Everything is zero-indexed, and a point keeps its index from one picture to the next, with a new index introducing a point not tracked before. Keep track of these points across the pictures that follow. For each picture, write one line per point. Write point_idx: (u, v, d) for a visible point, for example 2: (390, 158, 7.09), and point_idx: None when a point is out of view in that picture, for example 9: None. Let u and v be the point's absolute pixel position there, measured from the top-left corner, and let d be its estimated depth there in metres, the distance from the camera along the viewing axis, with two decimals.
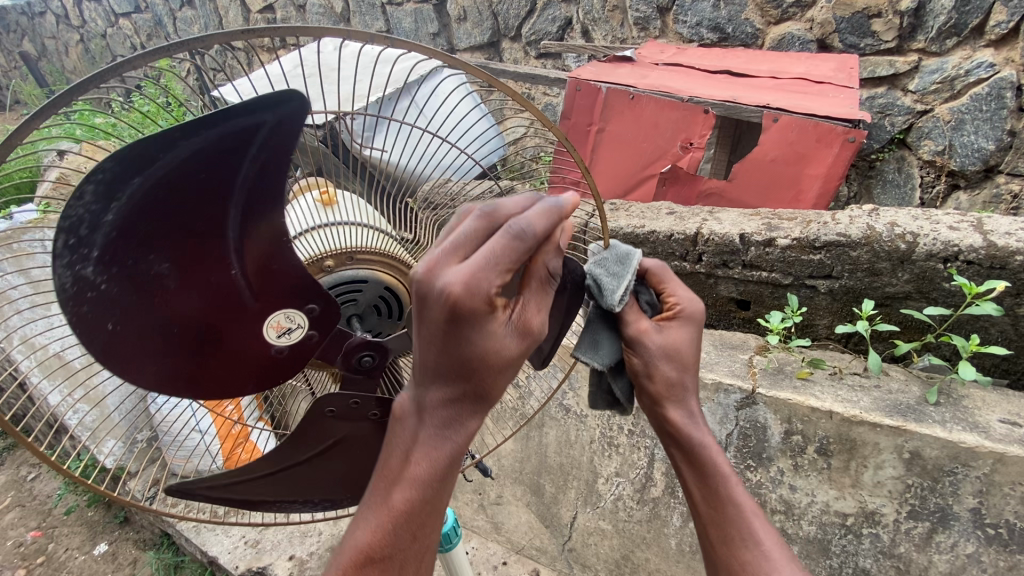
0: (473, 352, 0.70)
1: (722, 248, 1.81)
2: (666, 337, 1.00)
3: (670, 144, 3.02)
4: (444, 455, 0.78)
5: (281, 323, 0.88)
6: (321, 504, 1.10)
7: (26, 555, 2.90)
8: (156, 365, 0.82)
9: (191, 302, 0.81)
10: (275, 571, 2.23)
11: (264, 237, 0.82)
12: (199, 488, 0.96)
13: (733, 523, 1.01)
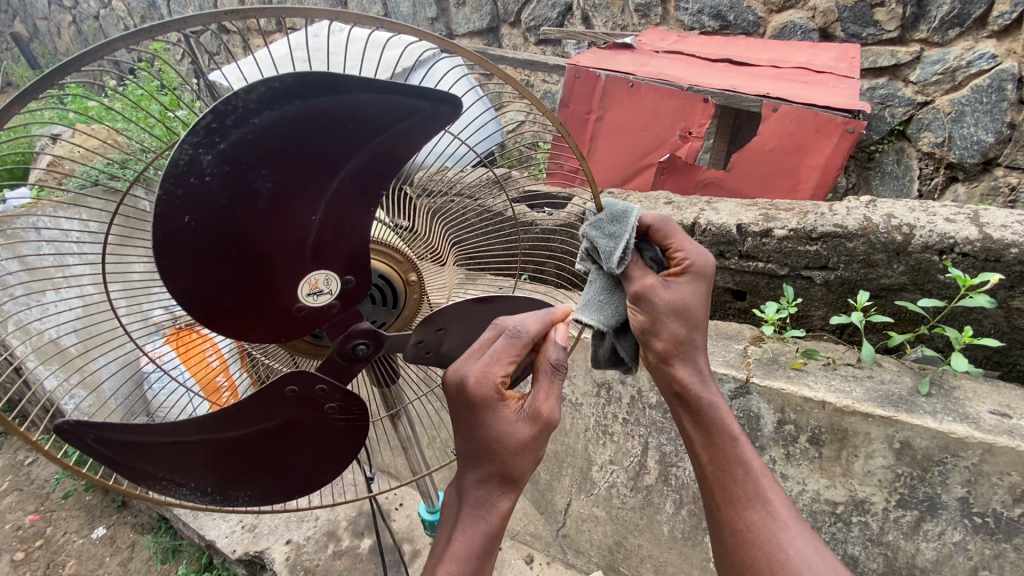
0: (491, 434, 0.89)
1: (719, 239, 1.81)
2: (672, 293, 1.05)
3: (669, 132, 3.00)
4: (483, 528, 0.92)
5: (318, 282, 0.88)
6: (207, 493, 1.01)
7: (25, 538, 2.92)
8: (199, 276, 0.78)
9: (267, 231, 0.80)
10: (272, 555, 2.25)
11: (351, 203, 0.84)
12: (108, 434, 0.88)
13: (737, 480, 1.07)
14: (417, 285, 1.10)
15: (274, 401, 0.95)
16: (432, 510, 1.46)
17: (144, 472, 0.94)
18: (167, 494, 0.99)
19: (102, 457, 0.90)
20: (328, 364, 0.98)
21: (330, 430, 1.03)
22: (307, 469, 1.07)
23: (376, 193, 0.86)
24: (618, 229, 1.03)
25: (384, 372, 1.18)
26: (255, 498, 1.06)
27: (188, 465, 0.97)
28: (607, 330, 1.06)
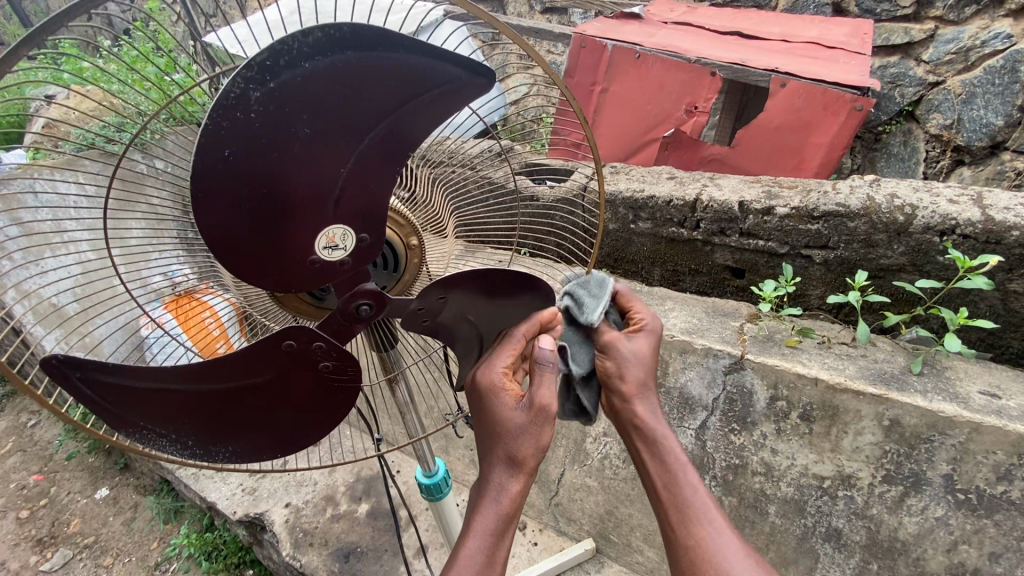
0: (497, 419, 1.00)
1: (721, 216, 1.81)
2: (639, 347, 1.09)
3: (674, 106, 2.95)
4: (495, 511, 0.98)
5: (335, 236, 0.83)
6: (188, 446, 0.97)
7: (30, 496, 2.99)
8: (224, 214, 0.73)
9: (299, 179, 0.75)
10: (272, 517, 2.31)
11: (382, 162, 0.81)
12: (95, 373, 0.85)
13: (686, 508, 1.00)
14: (417, 250, 1.09)
15: (264, 354, 0.91)
16: (428, 475, 1.49)
17: (127, 419, 0.91)
18: (147, 445, 0.95)
19: (85, 398, 0.87)
20: (327, 322, 0.94)
21: (320, 389, 1.00)
22: (297, 427, 1.03)
23: (407, 153, 0.82)
24: (599, 291, 1.10)
25: (383, 338, 1.19)
26: (238, 455, 1.02)
27: (173, 415, 0.94)
28: (579, 376, 1.10)
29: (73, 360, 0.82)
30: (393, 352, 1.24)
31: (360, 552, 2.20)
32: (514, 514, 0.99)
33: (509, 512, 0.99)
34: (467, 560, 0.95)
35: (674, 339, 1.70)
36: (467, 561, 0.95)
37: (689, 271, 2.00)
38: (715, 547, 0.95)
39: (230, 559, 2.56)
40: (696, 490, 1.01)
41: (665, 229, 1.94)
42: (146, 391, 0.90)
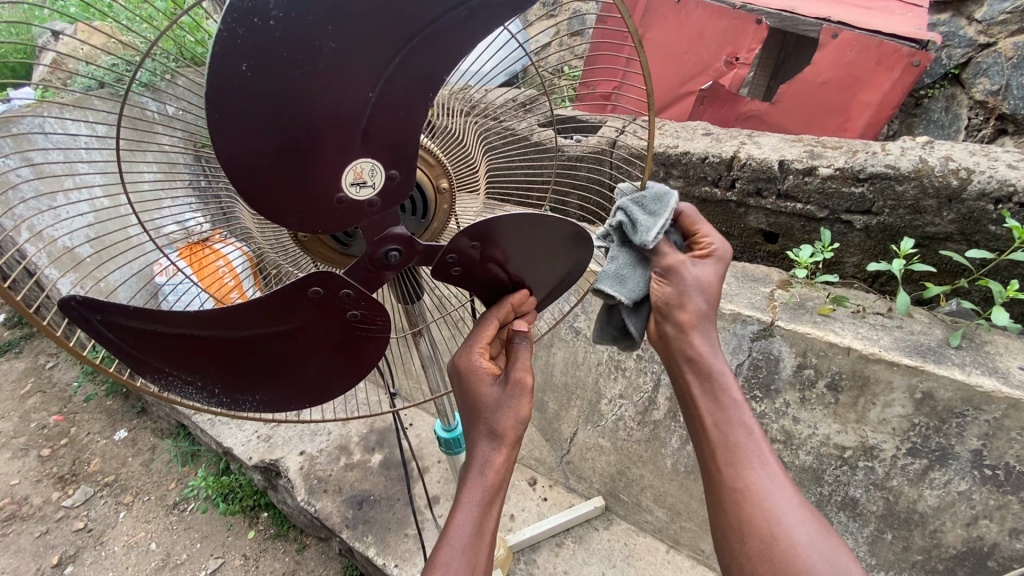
0: (475, 398, 1.03)
1: (759, 175, 1.74)
2: (699, 276, 1.03)
3: (714, 57, 2.93)
4: (482, 483, 1.01)
5: (363, 171, 0.78)
6: (214, 394, 0.95)
7: (50, 436, 3.07)
8: (244, 139, 0.68)
9: (324, 100, 0.70)
10: (287, 464, 2.36)
11: (414, 87, 0.75)
12: (116, 316, 0.83)
13: (735, 449, 1.00)
14: (447, 194, 1.05)
15: (290, 300, 0.87)
16: (447, 429, 1.49)
17: (152, 364, 0.89)
18: (174, 391, 0.94)
19: (108, 342, 0.85)
20: (355, 268, 0.91)
21: (349, 338, 0.97)
22: (324, 376, 1.01)
23: (440, 78, 0.76)
24: (658, 207, 0.99)
25: (408, 290, 1.16)
26: (265, 404, 1.00)
27: (198, 360, 0.91)
28: (629, 302, 1.02)
29: (94, 302, 0.80)
30: (418, 304, 1.21)
31: (373, 499, 2.25)
32: (501, 485, 1.01)
33: (497, 483, 1.01)
34: (454, 533, 0.97)
35: None
36: (455, 534, 0.97)
37: (719, 233, 1.95)
38: (764, 489, 0.96)
39: (245, 502, 2.63)
40: (746, 433, 1.01)
41: (697, 188, 1.87)
42: (168, 337, 0.87)
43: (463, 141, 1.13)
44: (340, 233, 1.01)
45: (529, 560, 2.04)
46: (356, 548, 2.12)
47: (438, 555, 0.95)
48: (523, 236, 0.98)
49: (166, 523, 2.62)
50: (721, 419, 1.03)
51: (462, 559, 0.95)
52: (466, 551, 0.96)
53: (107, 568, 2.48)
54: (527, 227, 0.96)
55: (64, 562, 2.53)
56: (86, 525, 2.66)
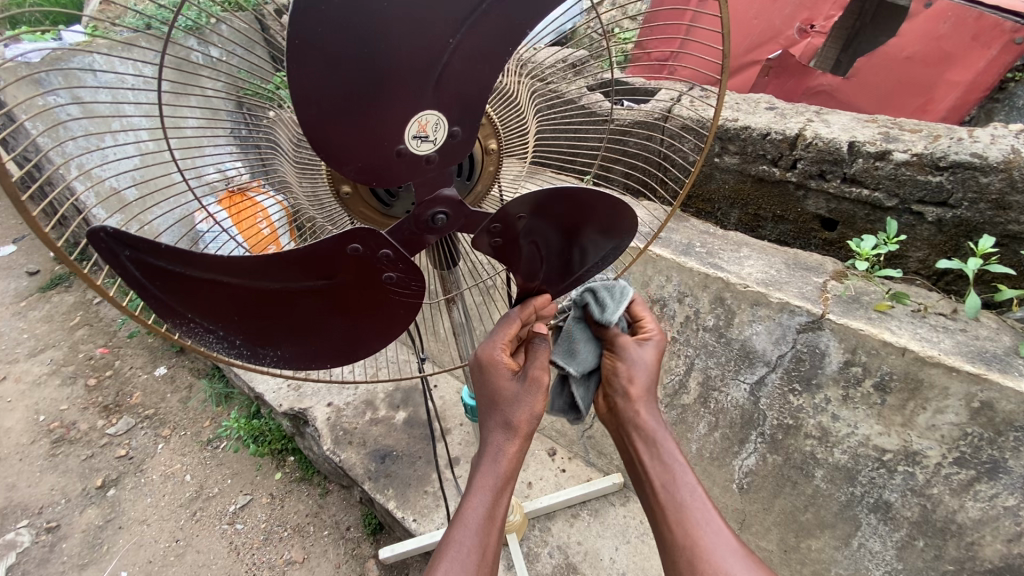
0: (496, 389, 1.04)
1: (824, 156, 1.65)
2: (645, 356, 1.12)
3: (786, 23, 2.79)
4: (494, 471, 1.02)
5: (427, 124, 0.75)
6: (236, 345, 0.94)
7: (97, 366, 3.25)
8: (317, 73, 0.65)
9: (405, 42, 0.67)
10: (315, 413, 2.42)
11: (494, 40, 0.72)
12: (145, 253, 0.80)
13: (681, 511, 1.01)
14: (494, 157, 1.00)
15: (325, 254, 0.85)
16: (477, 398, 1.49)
17: (174, 309, 0.87)
18: (194, 338, 0.92)
19: (132, 281, 0.82)
20: (399, 228, 0.87)
21: (382, 299, 0.94)
22: (351, 336, 0.99)
23: (522, 31, 0.73)
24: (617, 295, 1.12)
25: (445, 254, 1.13)
26: (286, 359, 0.98)
27: (224, 308, 0.89)
28: (577, 375, 1.14)
29: (123, 236, 0.76)
30: (454, 271, 1.19)
31: (396, 455, 2.30)
32: (513, 478, 1.03)
33: (508, 473, 1.03)
34: (466, 517, 0.98)
35: (747, 289, 1.60)
36: (469, 516, 0.99)
37: (773, 216, 1.87)
38: (710, 545, 0.96)
39: (273, 445, 2.72)
40: (691, 491, 1.03)
41: (754, 166, 1.80)
42: (199, 281, 0.85)
43: (524, 108, 1.07)
44: (383, 193, 0.99)
45: (544, 527, 2.07)
46: (377, 499, 2.19)
47: (451, 533, 0.97)
48: (573, 214, 0.95)
49: (200, 458, 2.76)
50: (668, 481, 1.05)
51: (474, 540, 0.96)
52: (479, 532, 0.97)
53: (146, 494, 2.65)
54: (578, 205, 0.93)
55: (107, 485, 2.70)
56: (128, 452, 2.82)
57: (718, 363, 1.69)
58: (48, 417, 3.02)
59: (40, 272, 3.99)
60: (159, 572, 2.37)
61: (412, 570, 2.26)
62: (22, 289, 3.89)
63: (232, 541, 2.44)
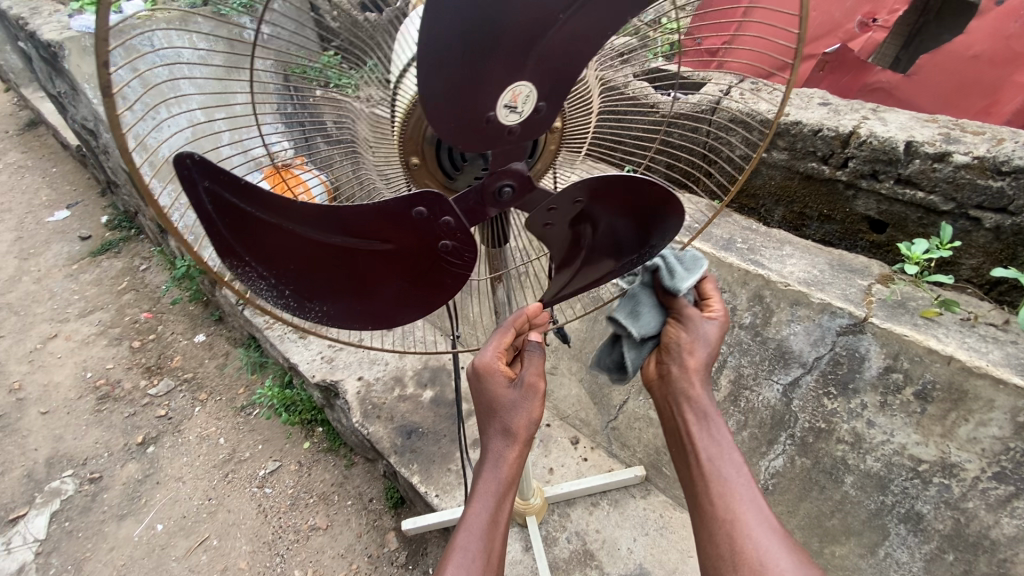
0: (493, 397, 1.10)
1: (878, 156, 1.62)
2: (708, 331, 1.13)
3: (846, 16, 2.75)
4: (496, 476, 1.09)
5: (519, 95, 0.79)
6: (285, 295, 0.94)
7: (141, 330, 3.41)
8: (434, 34, 0.70)
9: (518, 14, 0.71)
10: (345, 386, 2.50)
11: (594, 22, 0.77)
12: (221, 188, 0.82)
13: (725, 487, 1.03)
14: (556, 136, 1.02)
15: (387, 214, 0.88)
16: None
17: (232, 248, 0.87)
18: (246, 283, 0.91)
19: (203, 213, 0.83)
20: (464, 197, 0.90)
21: (436, 266, 0.95)
22: (402, 300, 0.99)
23: (620, 16, 0.78)
24: (693, 267, 1.12)
25: (498, 233, 1.18)
26: (329, 317, 0.98)
27: (279, 256, 0.90)
28: (637, 337, 1.16)
29: (208, 165, 0.78)
30: (503, 250, 1.23)
31: (421, 432, 2.35)
32: (513, 484, 1.11)
33: (509, 478, 1.10)
34: (470, 522, 1.06)
35: (788, 287, 1.58)
36: (472, 522, 1.06)
37: (819, 215, 1.87)
38: (750, 520, 0.98)
39: (303, 416, 2.81)
40: (737, 469, 1.05)
41: (803, 163, 1.80)
42: (265, 225, 0.87)
43: (592, 101, 1.06)
44: (448, 165, 1.02)
45: (563, 513, 2.09)
46: (402, 472, 2.25)
47: (455, 540, 1.03)
48: (630, 207, 1.00)
49: (235, 422, 2.88)
50: (714, 455, 1.07)
51: (478, 545, 1.03)
52: (483, 536, 1.04)
53: (183, 453, 2.78)
54: (636, 198, 0.98)
55: (147, 442, 2.85)
56: (167, 413, 2.97)
57: (751, 362, 1.68)
58: (94, 374, 3.20)
59: (91, 237, 4.21)
60: (191, 527, 2.49)
61: (430, 545, 2.31)
62: (74, 253, 4.11)
63: (260, 504, 2.55)
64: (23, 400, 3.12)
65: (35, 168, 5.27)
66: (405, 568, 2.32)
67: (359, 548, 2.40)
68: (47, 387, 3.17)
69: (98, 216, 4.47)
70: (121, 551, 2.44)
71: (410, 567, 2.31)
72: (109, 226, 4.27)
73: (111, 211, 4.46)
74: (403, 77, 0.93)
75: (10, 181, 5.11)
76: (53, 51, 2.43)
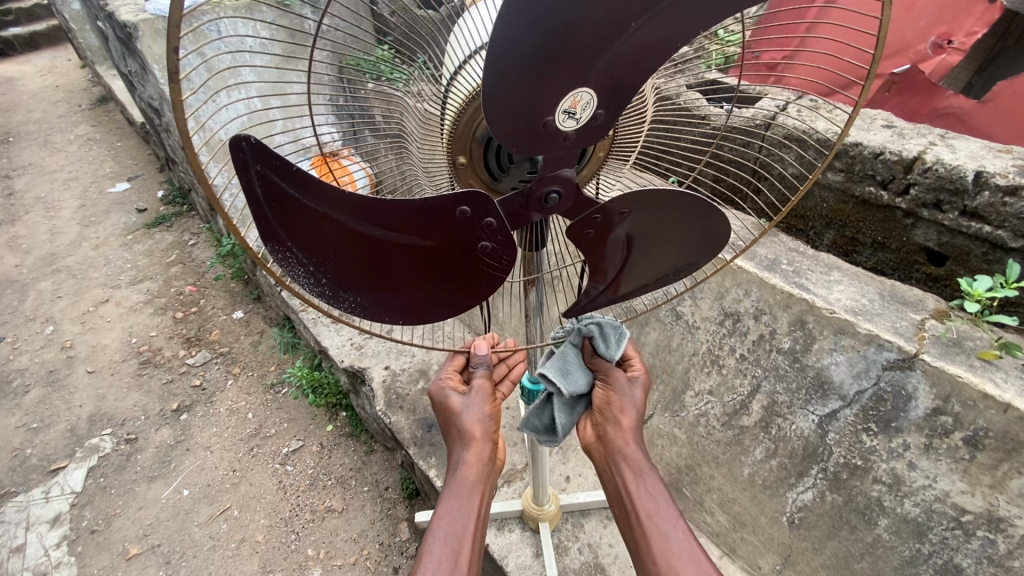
0: (447, 409, 1.20)
1: (943, 184, 1.55)
2: (637, 393, 1.18)
3: (920, 37, 2.61)
4: (462, 483, 1.12)
5: (579, 101, 0.78)
6: (322, 283, 0.92)
7: (185, 301, 3.56)
8: (506, 37, 0.69)
9: (592, 19, 0.70)
10: (372, 373, 2.54)
11: (667, 32, 0.75)
12: (276, 175, 0.80)
13: (665, 543, 1.06)
14: (605, 143, 0.99)
15: (429, 211, 0.88)
16: (533, 381, 1.41)
17: (277, 235, 0.85)
18: (285, 268, 0.90)
19: (252, 198, 0.81)
20: (509, 200, 0.91)
21: (472, 266, 0.96)
22: (435, 297, 1.00)
23: (694, 27, 0.75)
24: (616, 331, 1.17)
25: (537, 235, 1.15)
26: (363, 308, 0.98)
27: (321, 245, 0.89)
28: (568, 395, 1.16)
29: (265, 150, 0.77)
30: (540, 253, 1.20)
31: None
32: (482, 481, 1.14)
33: (475, 482, 1.13)
34: (438, 530, 1.08)
35: (833, 315, 1.52)
36: (439, 529, 1.08)
37: (873, 242, 1.79)
38: None
39: (329, 399, 2.86)
40: (675, 525, 1.09)
41: (859, 186, 1.73)
42: (310, 213, 0.86)
43: (646, 112, 1.03)
44: (494, 166, 1.00)
45: (577, 523, 2.06)
46: (419, 465, 2.26)
47: (422, 547, 1.06)
48: (669, 224, 1.00)
49: (264, 398, 2.97)
50: (653, 512, 1.10)
51: (444, 552, 1.05)
52: (446, 543, 1.06)
53: (213, 424, 2.89)
54: (677, 214, 0.98)
55: (181, 410, 2.97)
56: (201, 383, 3.08)
57: (786, 389, 1.62)
58: (139, 340, 3.36)
59: (147, 210, 4.43)
60: (215, 496, 2.58)
61: None
62: (130, 223, 4.33)
63: (281, 480, 2.62)
64: (73, 357, 3.31)
65: (102, 141, 5.59)
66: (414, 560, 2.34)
67: (371, 535, 2.43)
68: (95, 347, 3.35)
69: (154, 190, 4.70)
70: (148, 512, 2.54)
71: None
72: (164, 201, 4.49)
73: (167, 186, 4.68)
74: (454, 77, 0.93)
75: (79, 151, 5.43)
76: (127, 30, 2.52)
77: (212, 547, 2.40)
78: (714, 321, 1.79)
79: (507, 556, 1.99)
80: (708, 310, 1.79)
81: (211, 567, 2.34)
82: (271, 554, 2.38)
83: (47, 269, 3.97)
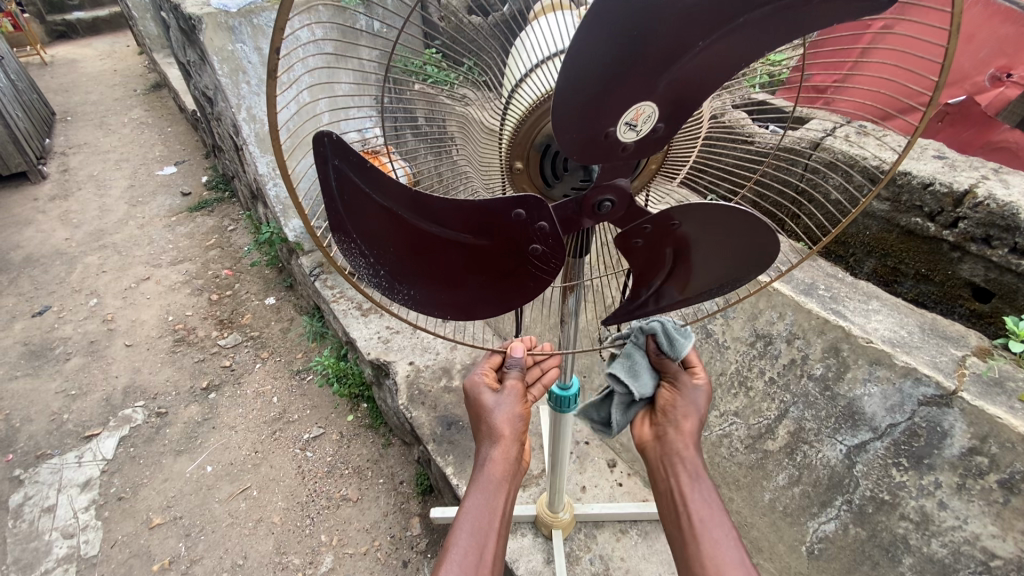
0: (479, 405, 1.23)
1: (993, 219, 1.51)
2: (699, 398, 1.16)
3: (977, 68, 2.55)
4: (489, 478, 1.14)
5: (641, 114, 0.79)
6: (378, 274, 0.97)
7: (221, 284, 3.70)
8: (579, 56, 0.72)
9: (662, 38, 0.72)
10: (397, 367, 2.59)
11: (733, 51, 0.75)
12: (348, 169, 0.85)
13: (715, 547, 1.02)
14: (658, 157, 1.00)
15: (484, 212, 0.90)
16: (561, 386, 1.45)
17: (342, 226, 0.91)
18: (346, 257, 0.95)
19: (326, 190, 0.86)
20: (564, 206, 0.93)
21: (521, 267, 0.98)
22: (481, 296, 1.02)
23: (759, 48, 0.76)
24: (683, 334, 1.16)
25: (581, 242, 1.17)
26: (414, 302, 1.02)
27: (381, 237, 0.93)
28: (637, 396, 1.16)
29: (344, 145, 0.82)
30: (582, 259, 1.22)
31: (461, 425, 2.39)
32: (509, 478, 1.16)
33: (503, 478, 1.15)
34: (464, 521, 1.10)
35: (869, 345, 1.49)
36: (466, 519, 1.10)
37: (916, 274, 1.77)
38: None
39: (351, 389, 2.91)
40: (725, 530, 1.05)
41: (905, 217, 1.71)
42: (376, 208, 0.90)
43: (700, 131, 1.04)
44: (548, 173, 1.03)
45: (590, 534, 2.06)
46: (437, 461, 2.28)
47: (449, 537, 1.08)
48: (721, 239, 1.00)
49: (289, 384, 3.05)
50: (705, 517, 1.07)
51: (469, 542, 1.07)
52: (473, 534, 1.08)
53: (239, 405, 2.98)
54: (730, 229, 0.98)
55: (210, 388, 3.07)
56: (231, 364, 3.19)
57: (816, 417, 1.60)
58: (175, 318, 3.50)
59: (191, 195, 4.61)
60: (236, 474, 2.66)
61: None
62: (175, 206, 4.51)
63: (301, 465, 2.68)
64: (113, 330, 3.46)
65: (154, 126, 5.85)
66: (424, 555, 2.36)
67: (383, 526, 2.46)
68: (134, 322, 3.50)
69: (199, 175, 4.89)
70: (173, 484, 2.64)
71: (429, 555, 2.36)
72: (208, 186, 4.67)
73: (211, 173, 4.87)
74: (517, 88, 0.94)
75: (132, 134, 5.70)
76: (192, 22, 2.58)
77: (230, 523, 2.47)
78: (745, 342, 1.78)
79: (518, 559, 2.00)
80: (739, 330, 1.79)
81: (227, 542, 2.41)
82: (286, 536, 2.43)
83: (96, 244, 4.18)
